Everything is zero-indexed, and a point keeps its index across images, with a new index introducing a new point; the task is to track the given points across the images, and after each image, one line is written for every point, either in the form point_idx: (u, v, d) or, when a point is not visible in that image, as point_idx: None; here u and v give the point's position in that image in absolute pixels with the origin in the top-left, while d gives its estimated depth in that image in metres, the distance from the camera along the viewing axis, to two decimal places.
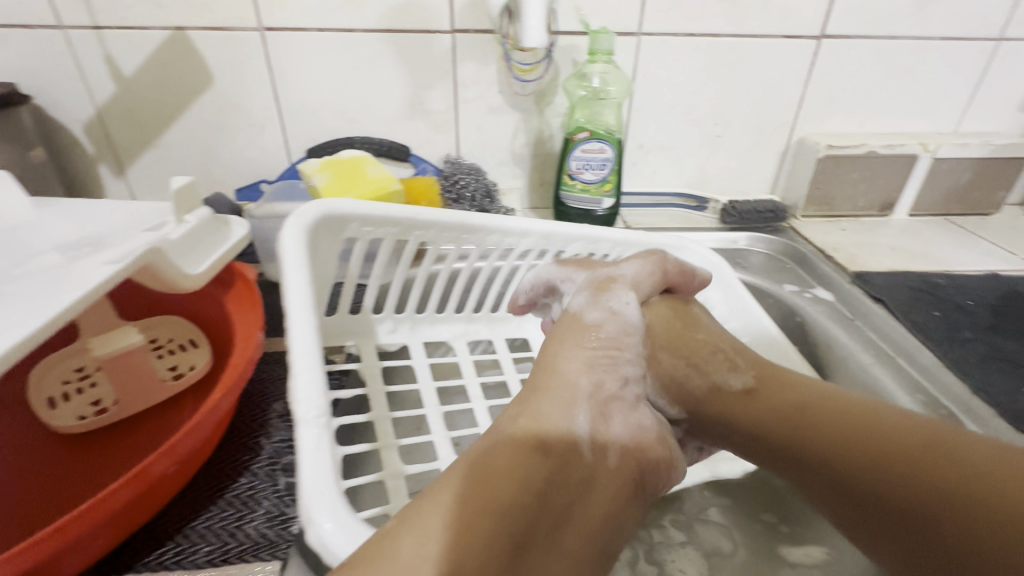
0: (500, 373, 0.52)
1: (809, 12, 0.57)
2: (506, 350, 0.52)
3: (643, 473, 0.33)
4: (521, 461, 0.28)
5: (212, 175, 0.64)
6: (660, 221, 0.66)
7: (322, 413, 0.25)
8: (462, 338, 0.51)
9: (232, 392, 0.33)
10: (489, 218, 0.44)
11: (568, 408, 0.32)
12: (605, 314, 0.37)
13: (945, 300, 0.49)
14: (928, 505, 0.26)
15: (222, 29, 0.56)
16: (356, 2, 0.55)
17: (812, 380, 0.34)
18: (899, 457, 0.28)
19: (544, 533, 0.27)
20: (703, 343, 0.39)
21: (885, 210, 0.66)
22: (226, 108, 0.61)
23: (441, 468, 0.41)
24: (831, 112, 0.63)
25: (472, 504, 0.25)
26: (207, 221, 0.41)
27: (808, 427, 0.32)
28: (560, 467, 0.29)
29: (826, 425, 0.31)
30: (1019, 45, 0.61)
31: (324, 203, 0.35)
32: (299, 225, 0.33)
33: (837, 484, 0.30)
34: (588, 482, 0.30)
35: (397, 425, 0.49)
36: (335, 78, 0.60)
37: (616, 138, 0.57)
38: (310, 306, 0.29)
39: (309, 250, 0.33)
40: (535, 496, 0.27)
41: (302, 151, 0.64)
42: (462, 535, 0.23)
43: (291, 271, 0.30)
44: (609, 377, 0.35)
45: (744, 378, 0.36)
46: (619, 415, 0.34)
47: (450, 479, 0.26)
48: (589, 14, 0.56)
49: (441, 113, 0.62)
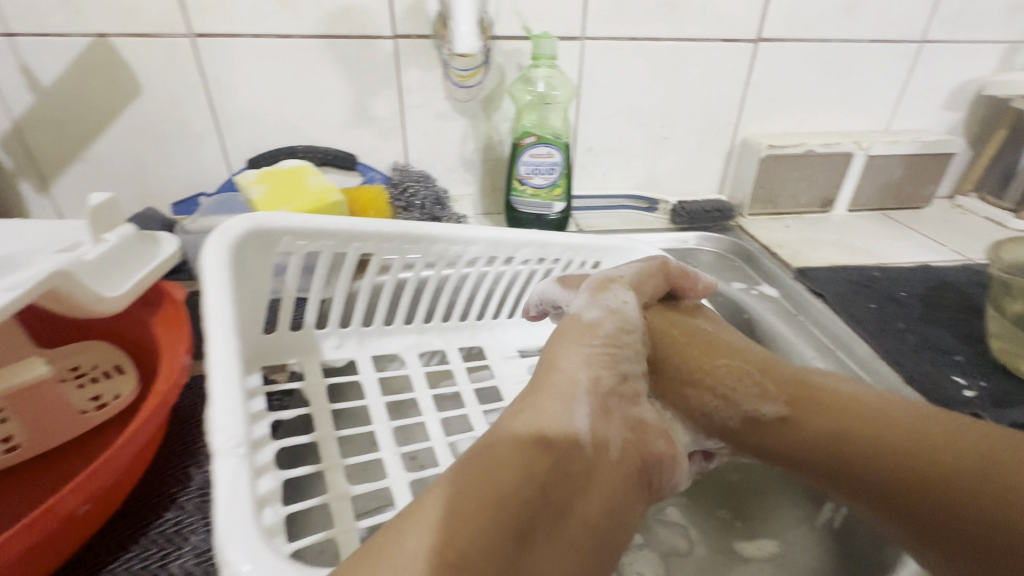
0: (454, 383, 0.51)
1: (745, 16, 0.58)
2: (459, 359, 0.51)
3: (644, 461, 0.36)
4: (522, 459, 0.30)
5: (146, 190, 0.61)
6: (613, 223, 0.66)
7: (242, 442, 0.24)
8: (413, 349, 0.50)
9: (154, 422, 0.31)
10: (432, 227, 0.43)
11: (571, 407, 0.34)
12: (604, 312, 0.39)
13: (880, 292, 0.51)
14: (969, 519, 0.29)
15: (148, 35, 0.53)
16: (291, 8, 0.54)
17: (841, 395, 0.36)
18: (938, 471, 0.30)
19: (543, 525, 0.29)
20: (724, 367, 0.39)
21: (826, 207, 0.68)
22: (158, 119, 0.58)
23: (391, 486, 0.40)
24: (771, 113, 0.65)
25: (476, 504, 0.28)
26: (130, 238, 0.39)
27: (850, 453, 0.33)
28: (559, 464, 0.31)
29: (867, 448, 0.33)
30: (940, 46, 0.64)
31: (250, 217, 0.34)
32: (221, 241, 0.31)
33: (884, 502, 0.32)
34: (587, 473, 0.32)
35: (348, 443, 0.47)
36: (274, 85, 0.58)
37: (563, 142, 0.57)
38: (231, 327, 0.28)
39: (232, 268, 0.31)
40: (533, 494, 0.29)
41: (242, 161, 0.62)
42: (465, 533, 0.26)
43: (210, 291, 0.28)
44: (611, 375, 0.36)
45: (777, 405, 0.37)
46: (619, 411, 0.36)
47: (452, 475, 0.29)
48: (531, 19, 0.56)
49: (387, 120, 0.61)
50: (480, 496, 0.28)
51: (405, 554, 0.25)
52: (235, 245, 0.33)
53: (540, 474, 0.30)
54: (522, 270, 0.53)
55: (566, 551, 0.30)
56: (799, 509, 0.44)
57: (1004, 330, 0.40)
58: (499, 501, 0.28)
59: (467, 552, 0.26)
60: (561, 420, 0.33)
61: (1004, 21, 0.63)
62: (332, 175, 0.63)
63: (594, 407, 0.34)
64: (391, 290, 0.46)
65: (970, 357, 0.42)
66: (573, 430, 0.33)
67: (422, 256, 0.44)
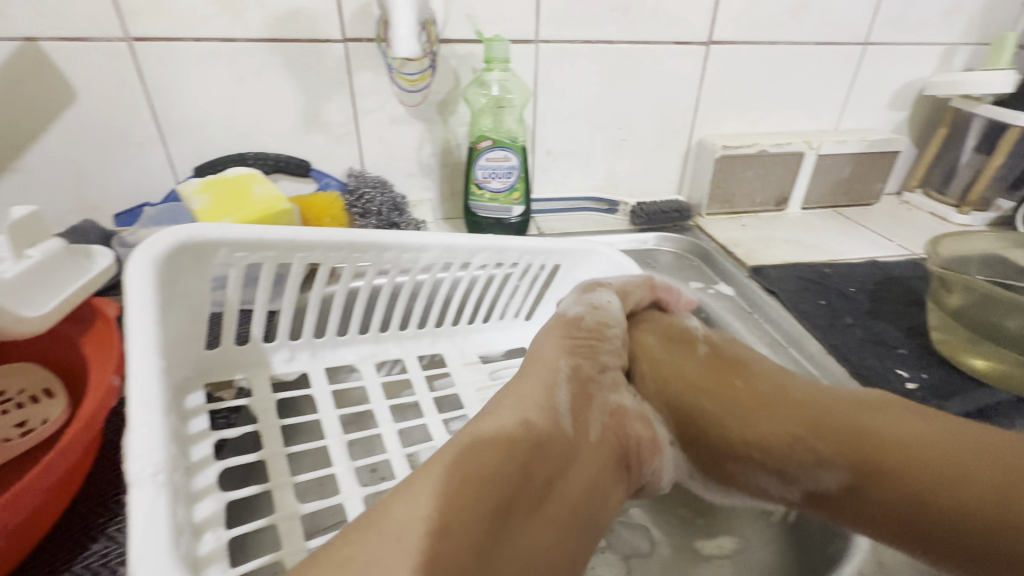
0: (413, 393, 0.50)
1: (695, 19, 0.59)
2: (418, 368, 0.51)
3: (624, 448, 0.37)
4: (510, 440, 0.31)
5: (86, 201, 0.58)
6: (573, 226, 0.66)
7: (160, 470, 0.22)
8: (369, 360, 0.49)
9: (76, 448, 0.29)
10: (381, 234, 0.42)
11: (556, 395, 0.35)
12: (587, 307, 0.42)
13: (830, 288, 0.52)
14: None
15: (81, 39, 0.51)
16: (235, 10, 0.52)
17: (897, 437, 0.31)
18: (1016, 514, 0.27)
19: (525, 503, 0.30)
20: (769, 435, 0.35)
21: (781, 205, 0.70)
22: (96, 126, 0.55)
23: (344, 503, 0.39)
24: (725, 114, 0.66)
25: (464, 479, 0.28)
26: (59, 253, 0.37)
27: (922, 515, 0.29)
28: (544, 447, 0.32)
29: (936, 502, 0.29)
30: (883, 48, 0.66)
31: (180, 230, 0.32)
32: (148, 254, 0.30)
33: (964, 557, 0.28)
34: (567, 457, 0.34)
35: (303, 458, 0.46)
36: (220, 90, 0.56)
37: (520, 145, 0.57)
38: (155, 348, 0.26)
39: (160, 282, 0.30)
40: (519, 472, 0.30)
41: (189, 170, 0.59)
42: (452, 507, 0.27)
43: (134, 308, 0.27)
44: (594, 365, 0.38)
45: (837, 476, 0.32)
46: (601, 400, 0.37)
47: (441, 455, 0.29)
48: (483, 23, 0.55)
49: (340, 125, 0.60)
50: (469, 473, 0.28)
51: (394, 524, 0.25)
52: (165, 258, 0.31)
53: (527, 455, 0.31)
54: (481, 275, 0.52)
55: (545, 530, 0.30)
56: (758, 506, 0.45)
57: (942, 322, 0.41)
58: (487, 477, 0.29)
59: (455, 526, 0.26)
60: (547, 406, 0.34)
61: (941, 23, 0.66)
62: (285, 182, 0.61)
63: (575, 392, 0.36)
64: (343, 301, 0.45)
65: (913, 350, 0.43)
66: (557, 415, 0.34)
67: (373, 264, 0.43)
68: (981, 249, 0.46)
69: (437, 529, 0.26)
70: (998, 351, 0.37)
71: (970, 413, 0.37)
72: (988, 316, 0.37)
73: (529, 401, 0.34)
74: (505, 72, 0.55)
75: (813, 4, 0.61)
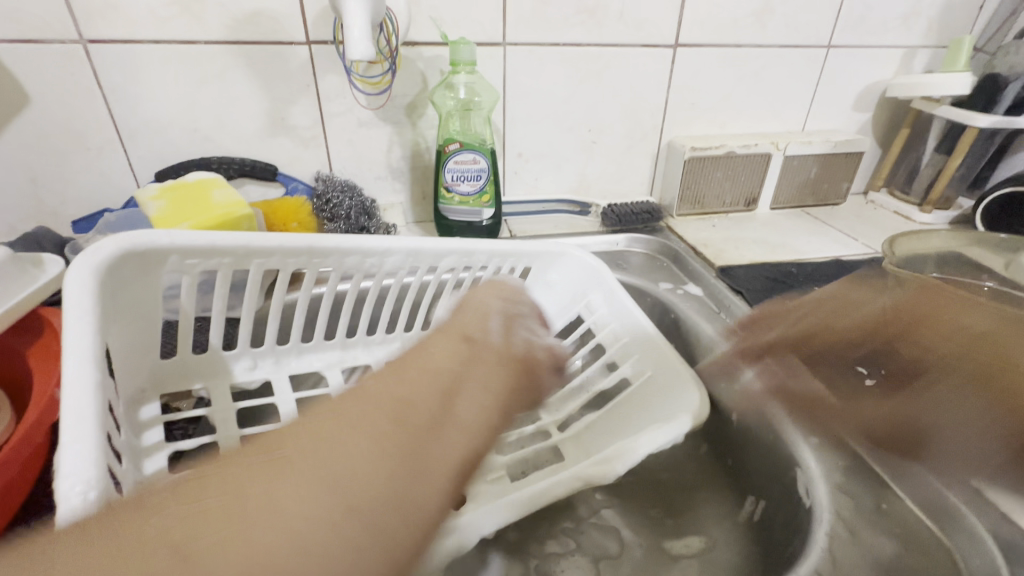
0: None
1: (662, 22, 0.59)
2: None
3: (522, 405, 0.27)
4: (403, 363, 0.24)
5: (44, 207, 0.57)
6: (546, 228, 0.66)
7: (92, 488, 0.22)
8: (337, 366, 0.48)
9: (14, 464, 0.28)
10: (342, 239, 0.41)
11: (472, 320, 0.28)
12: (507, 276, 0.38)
13: (795, 287, 0.52)
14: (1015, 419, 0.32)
15: (33, 41, 0.49)
16: (194, 12, 0.51)
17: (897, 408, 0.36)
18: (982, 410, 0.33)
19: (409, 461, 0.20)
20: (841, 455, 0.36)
21: (750, 205, 0.71)
22: (51, 130, 0.54)
23: None
24: (693, 116, 0.67)
25: (338, 411, 0.20)
26: (4, 262, 0.36)
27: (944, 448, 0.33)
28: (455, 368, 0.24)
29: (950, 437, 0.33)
30: (846, 50, 0.67)
31: (121, 238, 0.31)
32: (89, 261, 0.29)
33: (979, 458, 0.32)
34: (473, 395, 0.24)
35: None
36: (181, 93, 0.54)
37: (488, 148, 0.57)
38: (90, 361, 0.25)
39: (100, 290, 0.29)
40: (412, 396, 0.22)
41: (151, 174, 0.58)
42: (310, 451, 0.19)
43: (70, 317, 0.26)
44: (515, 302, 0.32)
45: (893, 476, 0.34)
46: (517, 336, 0.30)
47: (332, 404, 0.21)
48: (448, 25, 0.55)
49: (306, 128, 0.59)
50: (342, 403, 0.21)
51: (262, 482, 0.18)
52: (105, 267, 0.30)
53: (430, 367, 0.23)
54: (449, 279, 0.52)
55: (429, 505, 0.19)
56: (725, 507, 0.45)
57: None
58: (370, 401, 0.21)
59: (318, 459, 0.18)
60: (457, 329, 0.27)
61: (900, 26, 0.67)
62: (251, 187, 0.60)
63: (495, 318, 0.29)
64: (304, 307, 0.44)
65: None
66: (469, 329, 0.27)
67: (335, 269, 0.43)
68: (936, 248, 0.48)
69: (287, 465, 0.18)
70: (947, 346, 0.38)
71: None
72: (943, 311, 0.38)
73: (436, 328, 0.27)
74: (461, 78, 0.56)
75: (777, 7, 0.62)
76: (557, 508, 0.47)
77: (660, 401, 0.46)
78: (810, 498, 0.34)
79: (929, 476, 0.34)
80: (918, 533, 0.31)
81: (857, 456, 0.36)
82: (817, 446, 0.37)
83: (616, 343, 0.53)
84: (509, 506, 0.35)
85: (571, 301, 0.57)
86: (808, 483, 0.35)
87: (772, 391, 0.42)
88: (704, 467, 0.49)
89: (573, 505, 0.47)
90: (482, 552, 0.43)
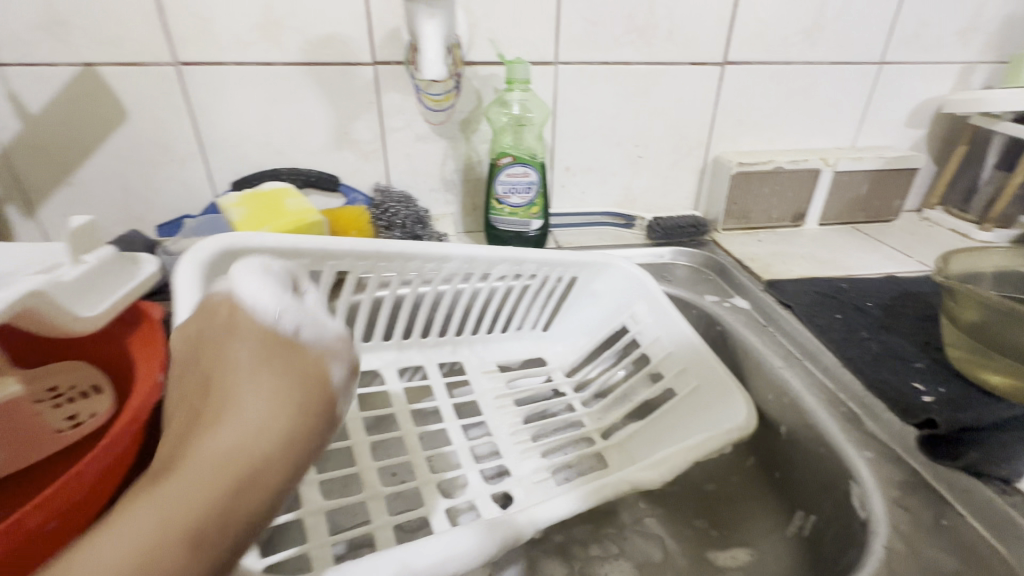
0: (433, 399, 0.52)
1: (711, 40, 0.61)
2: (439, 375, 0.53)
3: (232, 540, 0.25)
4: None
5: (132, 212, 0.62)
6: (591, 239, 0.68)
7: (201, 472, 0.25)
8: (392, 365, 0.52)
9: (122, 442, 0.32)
10: (407, 244, 0.44)
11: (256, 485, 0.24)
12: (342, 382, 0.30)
13: (847, 302, 0.52)
14: None
15: (135, 64, 0.55)
16: (274, 37, 0.56)
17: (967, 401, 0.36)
18: None
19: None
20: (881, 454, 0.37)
21: (798, 221, 0.70)
22: (144, 142, 0.59)
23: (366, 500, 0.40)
24: (741, 132, 0.67)
25: None
26: (110, 260, 0.40)
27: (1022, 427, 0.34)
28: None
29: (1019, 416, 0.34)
30: (899, 67, 0.67)
31: (219, 240, 0.35)
32: (195, 260, 0.33)
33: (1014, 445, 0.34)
34: None
35: (328, 459, 0.48)
36: (258, 110, 0.59)
37: (539, 161, 0.59)
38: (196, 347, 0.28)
39: (203, 286, 0.32)
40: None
41: (227, 184, 0.63)
42: None
43: (182, 310, 0.30)
44: (315, 440, 0.27)
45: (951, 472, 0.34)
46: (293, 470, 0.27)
47: None
48: (505, 46, 0.58)
49: (368, 143, 0.63)
50: None
51: None
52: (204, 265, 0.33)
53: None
54: (500, 285, 0.54)
55: None
56: (772, 520, 0.45)
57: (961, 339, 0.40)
58: None
59: None
60: (227, 509, 0.23)
61: (958, 42, 0.66)
62: (315, 197, 0.64)
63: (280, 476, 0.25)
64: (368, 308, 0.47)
65: (930, 364, 0.43)
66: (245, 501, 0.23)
67: (398, 273, 0.45)
68: (993, 265, 0.46)
69: None
70: (1011, 366, 0.36)
71: (988, 426, 0.35)
72: (1003, 331, 0.36)
73: (193, 504, 0.22)
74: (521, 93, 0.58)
75: (827, 25, 0.62)
76: (600, 512, 0.47)
77: (708, 413, 0.46)
78: (864, 510, 0.34)
79: (990, 494, 0.33)
80: (979, 552, 0.30)
81: (913, 470, 0.35)
82: (869, 458, 0.36)
83: (661, 353, 0.53)
84: (560, 503, 0.36)
85: (616, 311, 0.58)
86: (862, 496, 0.35)
87: (822, 403, 0.41)
88: (750, 480, 0.49)
89: (616, 510, 0.48)
90: (528, 552, 0.44)
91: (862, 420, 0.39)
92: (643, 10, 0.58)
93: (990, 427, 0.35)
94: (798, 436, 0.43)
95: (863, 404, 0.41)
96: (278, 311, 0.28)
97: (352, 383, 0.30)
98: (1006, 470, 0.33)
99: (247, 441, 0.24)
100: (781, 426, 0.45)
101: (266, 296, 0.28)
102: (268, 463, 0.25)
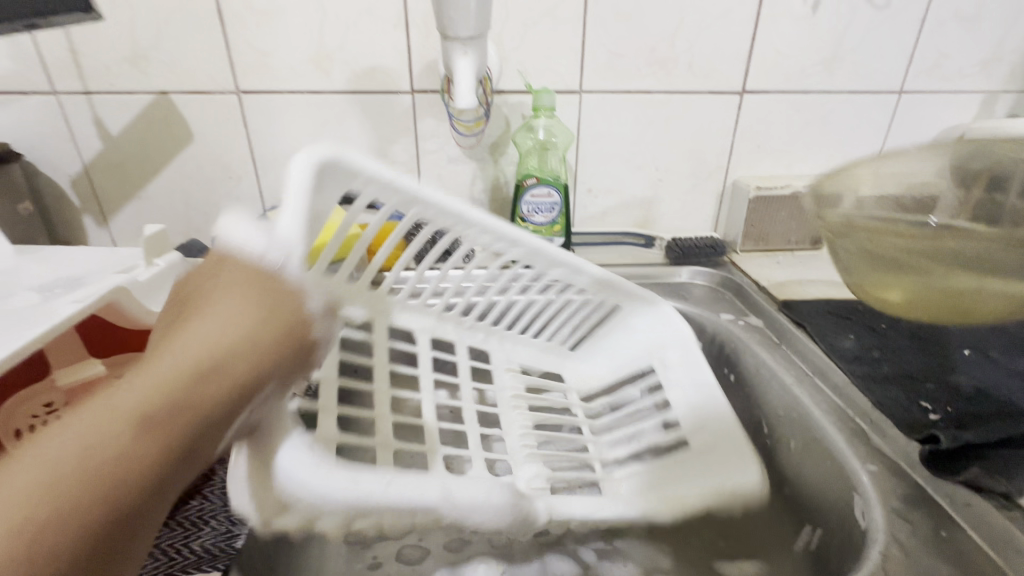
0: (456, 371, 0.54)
1: (729, 71, 0.64)
2: (465, 357, 0.55)
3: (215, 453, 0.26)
4: (96, 465, 0.21)
5: (191, 223, 0.69)
6: (611, 258, 0.71)
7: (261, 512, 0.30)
8: (426, 332, 0.55)
9: None
10: (485, 216, 0.47)
11: (231, 397, 0.25)
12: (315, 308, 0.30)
13: (861, 324, 0.53)
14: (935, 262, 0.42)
15: (202, 92, 0.62)
16: (323, 68, 0.62)
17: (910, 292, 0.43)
18: (934, 261, 0.42)
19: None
20: (884, 468, 0.38)
21: (817, 244, 0.71)
22: (205, 161, 0.66)
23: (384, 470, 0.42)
24: (759, 158, 0.70)
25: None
26: (176, 264, 0.45)
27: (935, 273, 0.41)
28: (165, 485, 0.22)
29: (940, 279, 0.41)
30: (920, 96, 0.68)
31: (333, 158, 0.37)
32: (307, 162, 0.36)
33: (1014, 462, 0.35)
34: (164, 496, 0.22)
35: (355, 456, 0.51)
36: (307, 133, 0.65)
37: (562, 183, 0.63)
38: (303, 229, 0.31)
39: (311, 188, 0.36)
40: (112, 519, 0.21)
41: (275, 200, 0.69)
42: None
43: (289, 199, 0.33)
44: (291, 351, 0.28)
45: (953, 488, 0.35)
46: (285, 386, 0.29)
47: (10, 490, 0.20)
48: (532, 76, 0.63)
49: (404, 164, 0.68)
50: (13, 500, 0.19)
51: None
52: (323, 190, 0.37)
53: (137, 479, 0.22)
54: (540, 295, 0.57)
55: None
56: (782, 536, 0.45)
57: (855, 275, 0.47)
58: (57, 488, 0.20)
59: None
60: (207, 389, 0.24)
61: (979, 72, 0.67)
62: None
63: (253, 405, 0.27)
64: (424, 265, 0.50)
65: (941, 384, 0.44)
66: (215, 405, 0.24)
67: (467, 240, 0.49)
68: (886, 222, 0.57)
69: None
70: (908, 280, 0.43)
71: (993, 443, 0.36)
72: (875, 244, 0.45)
73: (177, 375, 0.24)
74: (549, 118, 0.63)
75: (845, 56, 0.65)
76: None
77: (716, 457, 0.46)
78: (865, 521, 0.35)
79: (991, 508, 0.33)
80: (977, 564, 0.31)
81: (917, 484, 0.36)
82: (873, 471, 0.38)
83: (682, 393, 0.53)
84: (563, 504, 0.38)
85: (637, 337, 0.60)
86: (864, 506, 0.36)
87: (830, 418, 0.43)
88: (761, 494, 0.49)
89: None
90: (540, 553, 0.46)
91: (868, 435, 0.41)
92: (664, 44, 0.62)
93: (993, 444, 0.36)
94: (807, 450, 0.44)
95: (869, 421, 0.42)
96: (265, 249, 0.29)
97: (330, 318, 0.31)
98: (1005, 484, 0.33)
99: (230, 332, 0.26)
100: (790, 443, 0.46)
101: (256, 239, 0.30)
102: (246, 365, 0.26)
